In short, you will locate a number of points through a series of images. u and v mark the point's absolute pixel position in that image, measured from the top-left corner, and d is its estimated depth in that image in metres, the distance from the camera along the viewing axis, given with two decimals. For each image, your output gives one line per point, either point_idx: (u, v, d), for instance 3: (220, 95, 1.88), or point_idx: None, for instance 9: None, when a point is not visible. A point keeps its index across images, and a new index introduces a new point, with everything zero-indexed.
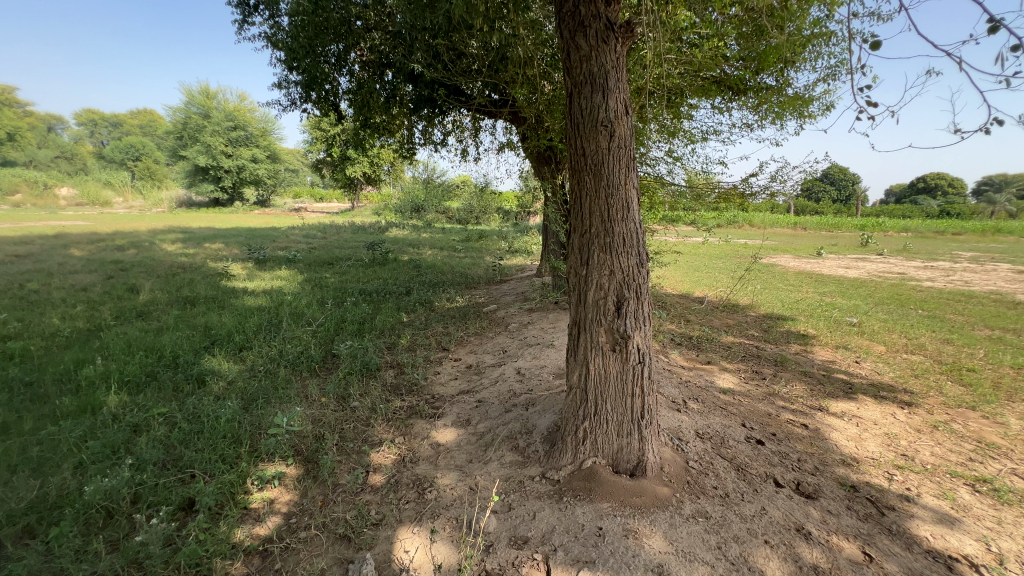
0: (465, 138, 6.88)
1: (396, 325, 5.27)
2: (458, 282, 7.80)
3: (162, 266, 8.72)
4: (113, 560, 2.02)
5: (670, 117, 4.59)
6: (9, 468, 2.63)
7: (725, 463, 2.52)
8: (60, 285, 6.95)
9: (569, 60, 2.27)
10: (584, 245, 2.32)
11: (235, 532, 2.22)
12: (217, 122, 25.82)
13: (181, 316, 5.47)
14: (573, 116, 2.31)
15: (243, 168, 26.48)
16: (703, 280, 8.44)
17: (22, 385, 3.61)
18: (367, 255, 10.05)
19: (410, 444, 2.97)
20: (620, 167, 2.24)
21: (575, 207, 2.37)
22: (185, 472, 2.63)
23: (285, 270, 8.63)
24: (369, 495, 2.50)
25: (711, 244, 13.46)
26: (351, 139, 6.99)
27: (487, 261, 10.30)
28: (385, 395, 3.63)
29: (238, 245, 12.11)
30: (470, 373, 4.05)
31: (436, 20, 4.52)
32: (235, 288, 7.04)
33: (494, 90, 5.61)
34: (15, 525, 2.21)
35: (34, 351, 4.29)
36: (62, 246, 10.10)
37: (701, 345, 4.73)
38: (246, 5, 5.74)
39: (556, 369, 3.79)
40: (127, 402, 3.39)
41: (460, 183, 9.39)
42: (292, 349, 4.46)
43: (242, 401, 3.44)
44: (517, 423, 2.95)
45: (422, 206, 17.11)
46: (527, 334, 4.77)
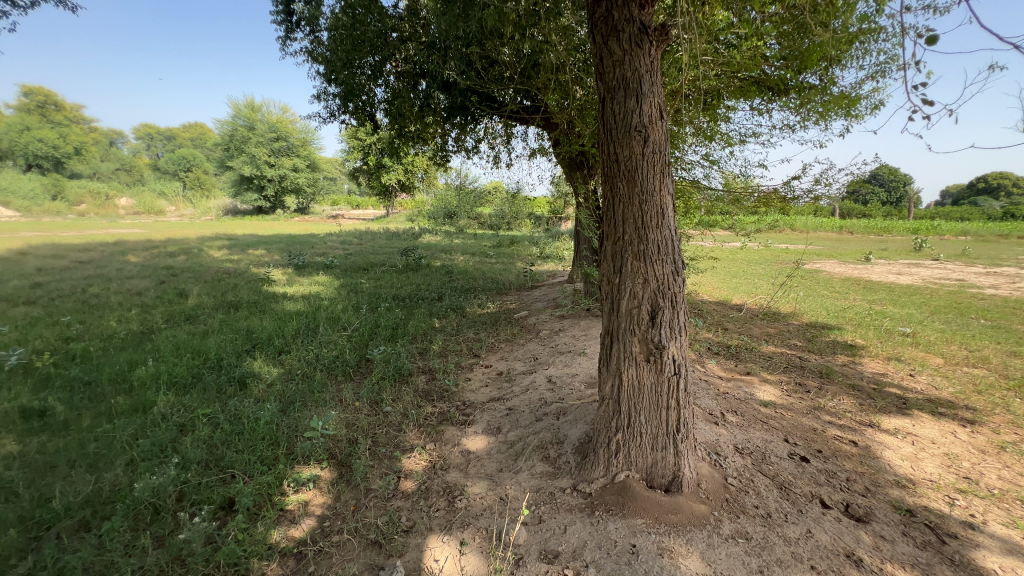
0: (497, 145, 6.93)
1: (428, 331, 5.32)
2: (490, 288, 7.83)
3: (209, 272, 9.15)
4: (159, 556, 2.12)
5: (706, 122, 4.48)
6: (69, 463, 2.81)
7: (767, 480, 2.40)
8: (118, 290, 7.40)
9: (602, 66, 2.24)
10: (617, 253, 2.28)
11: (271, 533, 2.29)
12: (261, 134, 27.05)
13: (226, 320, 5.72)
14: (606, 121, 2.27)
15: (285, 177, 27.59)
16: (741, 286, 8.16)
17: (81, 384, 3.84)
18: (401, 261, 10.24)
19: (441, 451, 2.98)
20: (654, 173, 2.19)
21: (608, 214, 2.34)
22: (226, 472, 2.73)
23: (323, 276, 8.88)
24: (400, 501, 2.52)
25: (750, 250, 13.03)
26: (386, 147, 7.17)
27: (519, 267, 10.31)
28: (416, 400, 3.66)
29: (279, 251, 12.60)
30: (500, 380, 4.02)
31: (470, 28, 4.56)
32: (276, 293, 7.30)
33: (526, 96, 5.63)
34: (72, 517, 2.36)
35: (93, 351, 4.57)
36: (119, 254, 10.76)
37: (740, 354, 4.56)
38: (289, 21, 5.97)
39: (587, 378, 3.72)
40: (175, 402, 3.55)
41: (492, 189, 9.46)
42: (328, 353, 4.58)
43: (280, 404, 3.56)
44: (548, 432, 2.90)
45: (455, 211, 17.34)
46: (559, 341, 4.72)
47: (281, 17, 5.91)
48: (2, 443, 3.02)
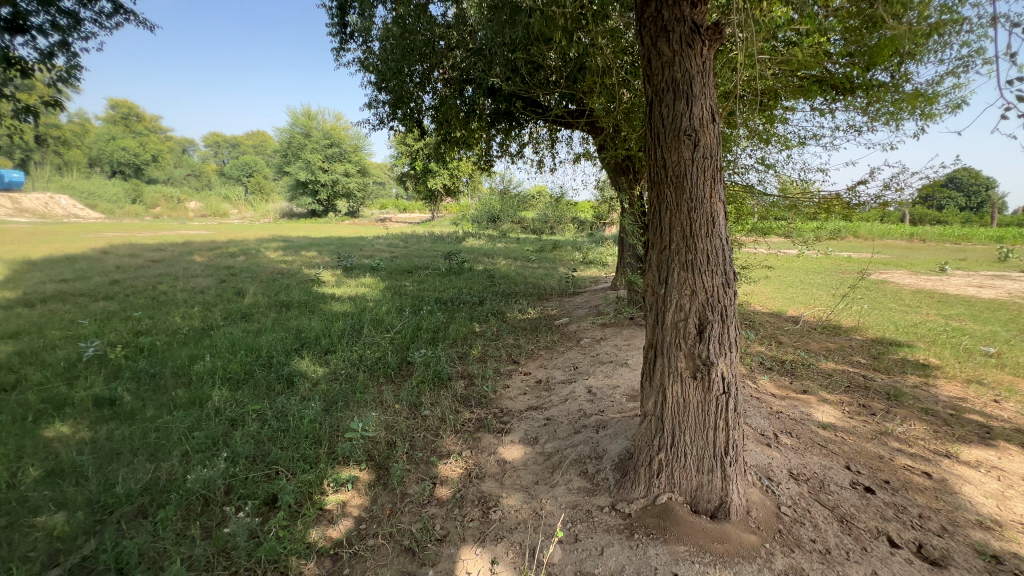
0: (541, 150, 6.89)
1: (469, 336, 5.34)
2: (531, 293, 7.79)
3: (265, 272, 9.65)
4: (206, 547, 2.20)
5: (762, 123, 4.25)
6: (132, 451, 3.00)
7: (825, 511, 2.21)
8: (184, 287, 7.93)
9: (650, 68, 2.15)
10: (662, 262, 2.18)
11: (310, 532, 2.33)
12: (317, 141, 28.35)
13: (278, 319, 5.98)
14: (653, 125, 2.18)
15: (337, 182, 28.76)
16: (798, 297, 7.69)
17: (147, 375, 4.12)
18: (444, 265, 10.39)
19: (477, 459, 2.95)
20: (704, 179, 2.07)
21: (653, 221, 2.24)
22: (271, 468, 2.82)
23: (369, 278, 9.14)
24: (435, 508, 2.51)
25: (808, 259, 12.29)
26: (432, 152, 7.30)
27: (561, 272, 10.20)
28: (455, 406, 3.66)
29: (329, 253, 13.11)
30: (540, 389, 3.96)
31: (517, 35, 4.56)
32: (325, 294, 7.59)
33: (571, 100, 5.55)
34: (132, 504, 2.51)
35: (159, 345, 4.89)
36: (187, 253, 11.57)
37: (795, 371, 4.27)
38: (342, 33, 6.20)
39: (629, 391, 3.58)
40: (229, 397, 3.73)
41: (536, 194, 9.44)
42: (371, 354, 4.69)
43: (324, 403, 3.66)
44: (586, 446, 2.81)
45: (499, 216, 17.44)
46: (600, 350, 4.60)
47: (336, 29, 6.15)
48: (78, 429, 3.28)
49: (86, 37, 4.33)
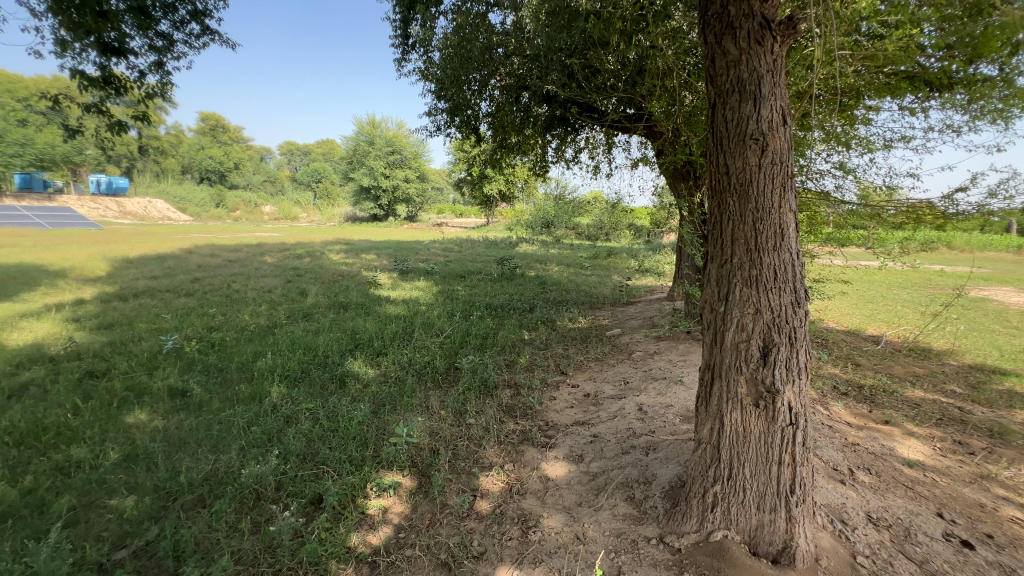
0: (597, 155, 6.73)
1: (517, 343, 5.29)
2: (583, 301, 7.62)
3: (327, 273, 10.13)
4: (253, 543, 2.27)
5: (841, 124, 3.88)
6: (197, 441, 3.19)
7: (911, 565, 1.93)
8: (254, 287, 8.48)
9: (713, 68, 2.00)
10: (722, 277, 2.01)
11: (351, 536, 2.35)
12: (379, 148, 29.60)
13: (336, 319, 6.23)
14: (716, 129, 2.02)
15: (398, 188, 29.84)
16: (879, 314, 6.98)
17: (216, 369, 4.41)
18: (497, 270, 10.43)
19: (519, 474, 2.87)
20: (773, 188, 1.89)
21: (714, 233, 2.08)
22: (319, 467, 2.89)
23: (423, 282, 9.35)
24: (474, 522, 2.45)
25: (892, 272, 11.19)
26: (488, 158, 7.38)
27: (615, 281, 9.91)
28: (499, 416, 3.60)
29: (387, 257, 13.58)
30: (587, 403, 3.81)
31: (573, 39, 4.50)
32: (381, 296, 7.83)
33: (629, 104, 5.38)
34: (192, 493, 2.65)
35: (228, 340, 5.23)
36: (259, 254, 12.42)
37: (875, 398, 3.84)
38: (405, 44, 6.39)
39: (684, 411, 3.36)
40: (286, 394, 3.90)
41: (591, 199, 9.25)
42: (420, 358, 4.75)
43: (373, 406, 3.73)
44: (634, 469, 2.65)
45: (553, 222, 17.33)
46: (653, 365, 4.38)
47: (398, 40, 6.34)
48: (152, 417, 3.54)
49: (177, 57, 4.72)
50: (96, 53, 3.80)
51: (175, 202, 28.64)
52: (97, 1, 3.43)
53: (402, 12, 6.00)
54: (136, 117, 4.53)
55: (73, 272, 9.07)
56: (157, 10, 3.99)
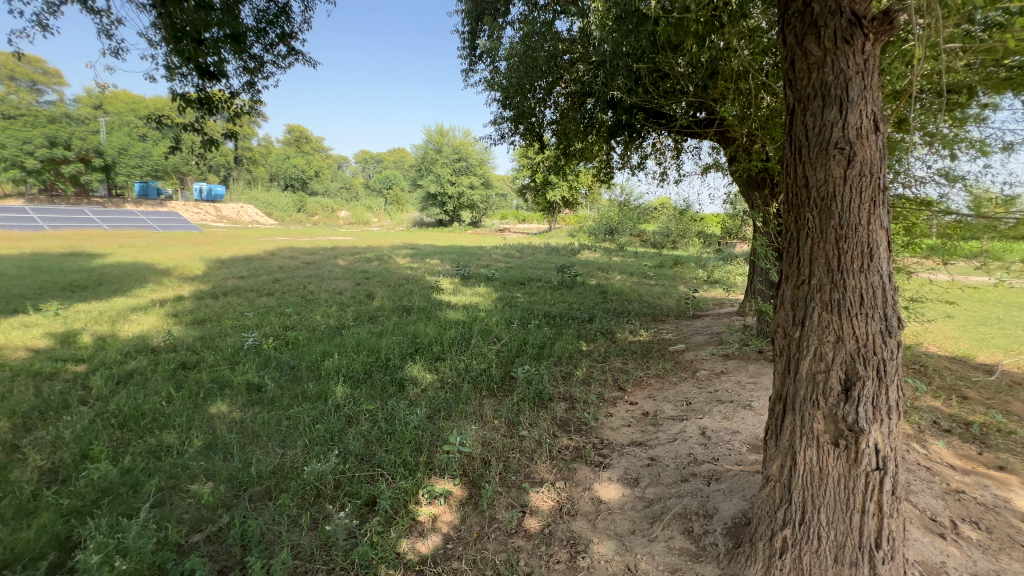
0: (665, 161, 6.48)
1: (574, 354, 5.19)
2: (645, 312, 7.36)
3: (394, 277, 10.56)
4: (311, 540, 2.38)
5: (944, 125, 3.41)
6: (268, 435, 3.41)
7: None
8: (327, 288, 9.02)
9: (793, 71, 1.84)
10: (798, 299, 1.83)
11: (401, 542, 2.39)
12: (447, 156, 30.53)
13: (399, 323, 6.46)
14: (794, 138, 1.86)
15: (463, 194, 30.61)
16: (995, 340, 6.10)
17: (288, 367, 4.71)
18: (557, 277, 10.36)
19: (570, 493, 2.79)
20: (861, 202, 1.69)
21: (789, 251, 1.91)
22: (375, 470, 2.98)
23: (484, 288, 9.48)
24: (521, 540, 2.41)
25: (1011, 291, 9.78)
26: (551, 165, 7.36)
27: (681, 292, 9.47)
28: (552, 430, 3.53)
29: (450, 261, 13.95)
30: (646, 423, 3.64)
31: (640, 43, 4.35)
32: (442, 301, 8.03)
33: (700, 109, 5.12)
34: (261, 485, 2.83)
35: (301, 339, 5.59)
36: (333, 257, 13.22)
37: (987, 438, 3.35)
38: (472, 55, 6.54)
39: (752, 440, 3.11)
40: (349, 395, 4.09)
41: (658, 205, 8.93)
42: (477, 365, 4.79)
43: (429, 411, 3.81)
44: (694, 499, 2.49)
45: (617, 229, 16.96)
46: (719, 386, 4.12)
47: (466, 52, 6.51)
48: (232, 409, 3.85)
49: (266, 76, 5.14)
50: (196, 77, 4.22)
51: (264, 207, 31.32)
52: (198, 29, 3.79)
53: (470, 24, 6.14)
54: (226, 133, 4.93)
55: (176, 271, 10.15)
56: (249, 34, 4.36)
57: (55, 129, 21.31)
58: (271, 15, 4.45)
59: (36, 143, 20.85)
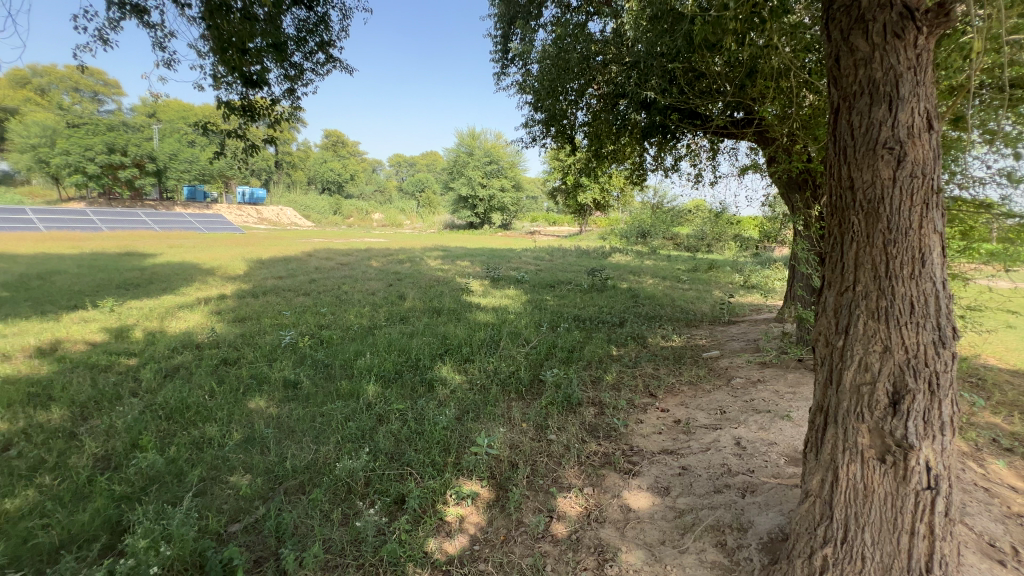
0: (700, 162, 6.33)
1: (604, 359, 5.13)
2: (678, 317, 7.19)
3: (425, 279, 10.73)
4: (342, 535, 2.43)
5: (1010, 123, 3.26)
6: (302, 431, 3.52)
7: None
8: (361, 289, 9.24)
9: (838, 67, 1.76)
10: (842, 307, 1.75)
11: (428, 542, 2.42)
12: (479, 159, 30.79)
13: (429, 324, 6.54)
14: (839, 138, 1.78)
15: (494, 197, 30.80)
16: None
17: (322, 365, 4.85)
18: (587, 281, 10.27)
19: (598, 500, 2.74)
20: (912, 205, 1.60)
21: (832, 256, 1.83)
22: (404, 469, 3.02)
23: (513, 290, 9.50)
24: (548, 546, 2.39)
25: None
26: (583, 167, 7.31)
27: (716, 296, 9.22)
28: (581, 435, 3.50)
29: (480, 264, 14.04)
30: (677, 430, 3.55)
31: (676, 43, 4.25)
32: (472, 303, 8.09)
33: (738, 108, 4.98)
34: (296, 480, 2.92)
35: (335, 338, 5.74)
36: (367, 259, 13.54)
37: None
38: (504, 58, 6.57)
39: (790, 452, 2.99)
40: (380, 394, 4.17)
41: (692, 207, 8.73)
42: (505, 367, 4.80)
43: (458, 412, 3.84)
44: (728, 512, 2.41)
45: (649, 232, 16.68)
46: (755, 395, 3.98)
47: (498, 56, 6.54)
48: (269, 404, 3.98)
49: (306, 83, 5.32)
50: (241, 85, 4.40)
51: (302, 210, 32.41)
52: (243, 40, 3.96)
53: (503, 28, 6.17)
54: (267, 139, 5.13)
55: (220, 270, 10.63)
56: (290, 43, 4.52)
57: (113, 137, 22.76)
58: (311, 24, 4.60)
59: (97, 150, 22.40)
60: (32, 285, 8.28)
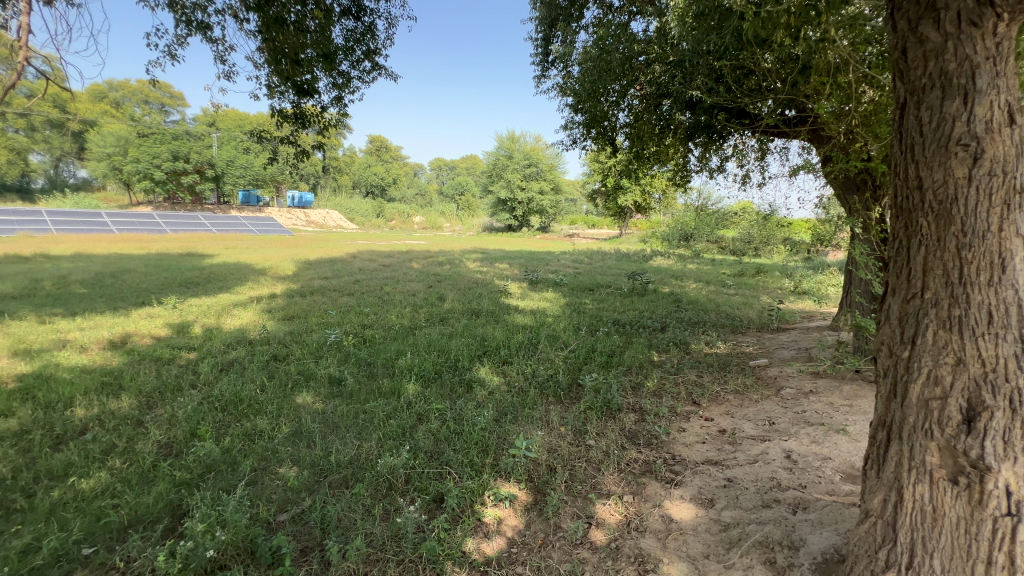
0: (747, 162, 6.10)
1: (645, 364, 5.02)
2: (723, 323, 6.95)
3: (464, 280, 10.85)
4: (382, 530, 2.48)
5: None
6: (346, 427, 3.64)
7: None
8: (402, 290, 9.46)
9: (905, 60, 1.66)
10: (909, 315, 1.65)
11: (466, 541, 2.44)
12: (518, 162, 30.90)
13: (468, 325, 6.62)
14: (905, 135, 1.67)
15: (533, 200, 30.83)
16: None
17: (365, 363, 5.00)
18: (627, 284, 10.09)
19: (638, 508, 2.68)
20: (991, 205, 1.47)
21: (897, 261, 1.73)
22: (443, 468, 3.06)
23: (551, 293, 9.46)
24: (586, 552, 2.36)
25: None
26: (624, 169, 7.20)
27: (763, 302, 8.84)
28: (621, 441, 3.43)
29: (519, 266, 14.09)
30: (722, 440, 3.42)
31: (723, 40, 4.12)
32: (510, 305, 8.12)
33: (789, 106, 4.76)
34: (340, 474, 3.01)
35: (378, 338, 5.90)
36: (408, 260, 13.86)
37: None
38: (545, 61, 6.58)
39: (846, 468, 2.82)
40: (420, 393, 4.25)
41: (739, 209, 8.41)
42: (543, 370, 4.78)
43: (496, 413, 3.85)
44: (777, 529, 2.30)
45: (692, 235, 16.20)
46: (807, 407, 3.78)
47: (539, 59, 6.55)
48: (316, 400, 4.14)
49: (353, 91, 5.51)
50: (293, 94, 4.60)
51: (347, 213, 33.57)
52: (295, 51, 4.15)
53: (543, 31, 6.17)
54: (316, 145, 5.34)
55: (271, 271, 11.17)
56: (339, 53, 4.70)
57: (177, 145, 24.43)
58: (359, 34, 4.76)
59: (163, 158, 24.12)
60: (106, 282, 8.99)
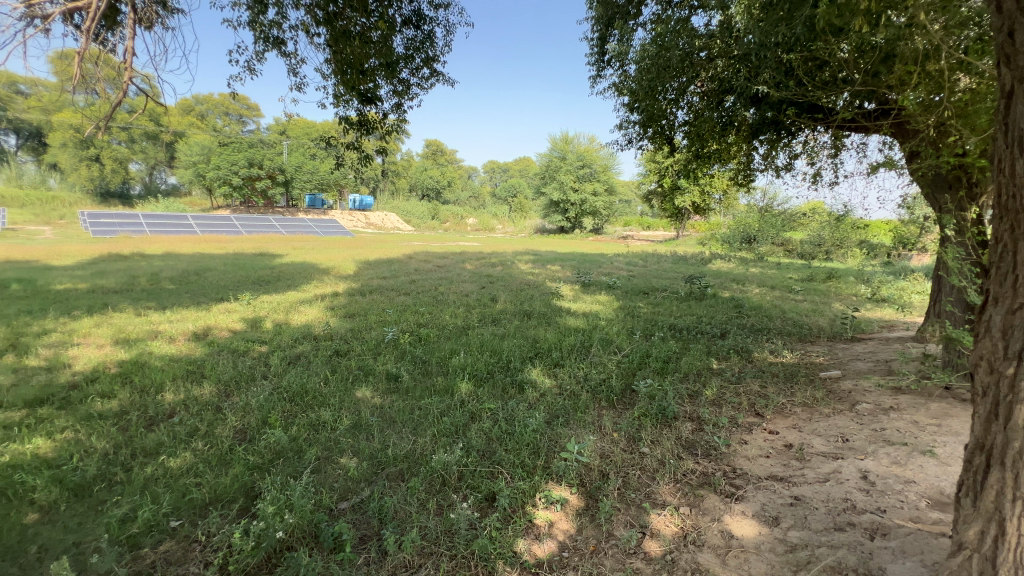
0: (819, 160, 5.71)
1: (703, 372, 4.82)
2: (790, 331, 6.53)
3: (516, 282, 10.91)
4: (436, 524, 2.54)
5: None
6: (402, 422, 3.76)
7: None
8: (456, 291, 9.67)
9: (1012, 44, 1.49)
10: (1013, 328, 1.49)
11: (517, 541, 2.45)
12: (571, 163, 30.65)
13: (520, 327, 6.64)
14: (1012, 127, 1.50)
15: (586, 201, 30.48)
16: None
17: (420, 361, 5.14)
18: (684, 288, 9.75)
19: (695, 521, 2.58)
20: None
21: (1002, 267, 1.56)
22: (495, 467, 3.09)
23: (604, 296, 9.31)
24: (640, 562, 2.30)
25: None
26: (682, 168, 6.96)
27: (836, 310, 8.24)
28: (677, 450, 3.32)
29: (571, 268, 13.98)
30: (789, 456, 3.22)
31: (793, 31, 3.89)
32: (562, 307, 8.07)
33: (869, 99, 4.41)
34: (396, 467, 3.12)
35: (432, 336, 6.06)
36: (461, 261, 14.14)
37: None
38: (601, 61, 6.49)
39: (933, 493, 2.57)
40: (473, 392, 4.32)
41: (808, 210, 7.89)
42: (596, 374, 4.71)
43: (548, 416, 3.84)
44: (852, 554, 2.13)
45: (756, 237, 15.36)
46: (886, 424, 3.48)
47: (595, 59, 6.47)
48: (374, 395, 4.31)
49: (412, 97, 5.69)
50: (358, 102, 4.83)
51: (404, 215, 34.75)
52: (360, 60, 4.35)
53: (600, 30, 6.10)
54: (378, 150, 5.56)
55: (334, 270, 11.76)
56: (400, 61, 4.89)
57: (253, 153, 26.32)
58: (418, 42, 4.92)
59: (240, 165, 26.06)
60: (190, 279, 9.84)
